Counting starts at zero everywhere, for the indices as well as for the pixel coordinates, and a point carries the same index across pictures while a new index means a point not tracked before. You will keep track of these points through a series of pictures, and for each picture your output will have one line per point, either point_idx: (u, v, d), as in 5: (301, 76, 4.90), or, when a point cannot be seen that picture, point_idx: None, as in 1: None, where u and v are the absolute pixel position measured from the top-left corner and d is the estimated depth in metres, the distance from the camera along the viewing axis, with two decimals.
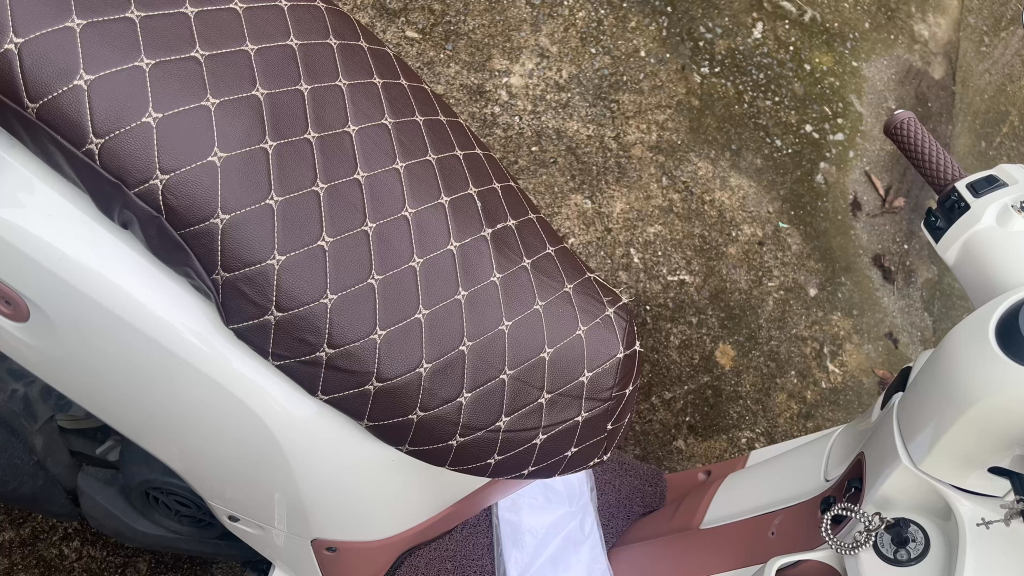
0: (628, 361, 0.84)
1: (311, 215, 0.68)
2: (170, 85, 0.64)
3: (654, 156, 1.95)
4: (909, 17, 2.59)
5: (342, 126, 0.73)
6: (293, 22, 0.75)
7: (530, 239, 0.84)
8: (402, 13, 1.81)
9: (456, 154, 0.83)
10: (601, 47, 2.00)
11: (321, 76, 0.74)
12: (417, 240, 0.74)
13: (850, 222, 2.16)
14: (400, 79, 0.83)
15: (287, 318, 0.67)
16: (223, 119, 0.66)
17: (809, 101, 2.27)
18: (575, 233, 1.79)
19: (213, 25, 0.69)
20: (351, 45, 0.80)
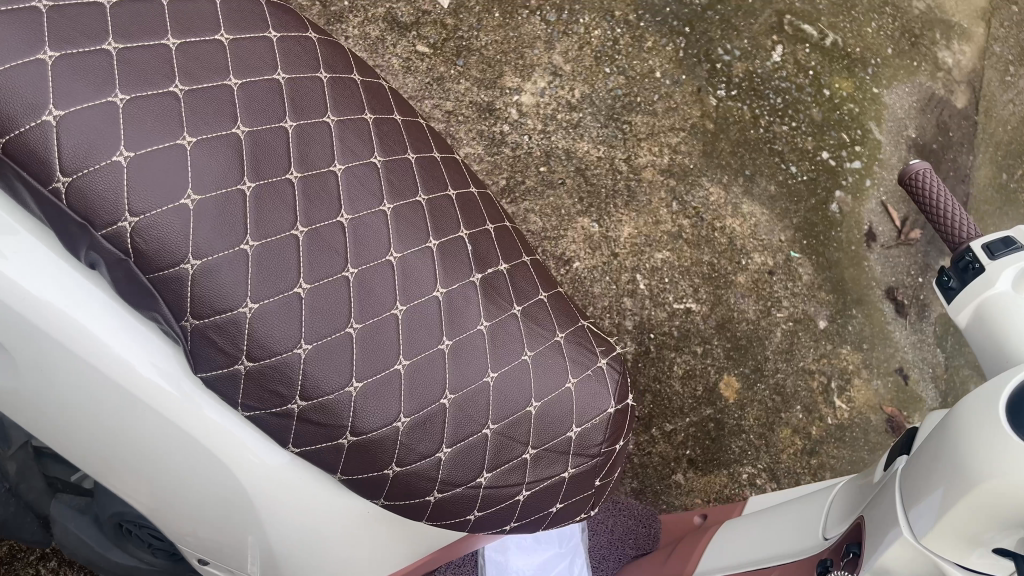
0: (619, 417, 0.81)
1: (290, 261, 0.65)
2: (144, 121, 0.62)
3: (664, 180, 1.92)
4: (934, 43, 2.53)
5: (328, 165, 0.70)
6: (282, 53, 0.73)
7: (522, 284, 0.80)
8: (414, 26, 1.78)
9: (448, 194, 0.80)
10: (615, 67, 1.97)
11: (309, 112, 0.72)
12: (401, 286, 0.71)
13: (864, 253, 2.12)
14: (394, 113, 0.81)
15: (257, 369, 0.65)
16: (200, 157, 0.63)
17: (827, 127, 2.22)
18: (581, 256, 1.76)
19: (196, 58, 0.67)
20: (343, 76, 0.78)
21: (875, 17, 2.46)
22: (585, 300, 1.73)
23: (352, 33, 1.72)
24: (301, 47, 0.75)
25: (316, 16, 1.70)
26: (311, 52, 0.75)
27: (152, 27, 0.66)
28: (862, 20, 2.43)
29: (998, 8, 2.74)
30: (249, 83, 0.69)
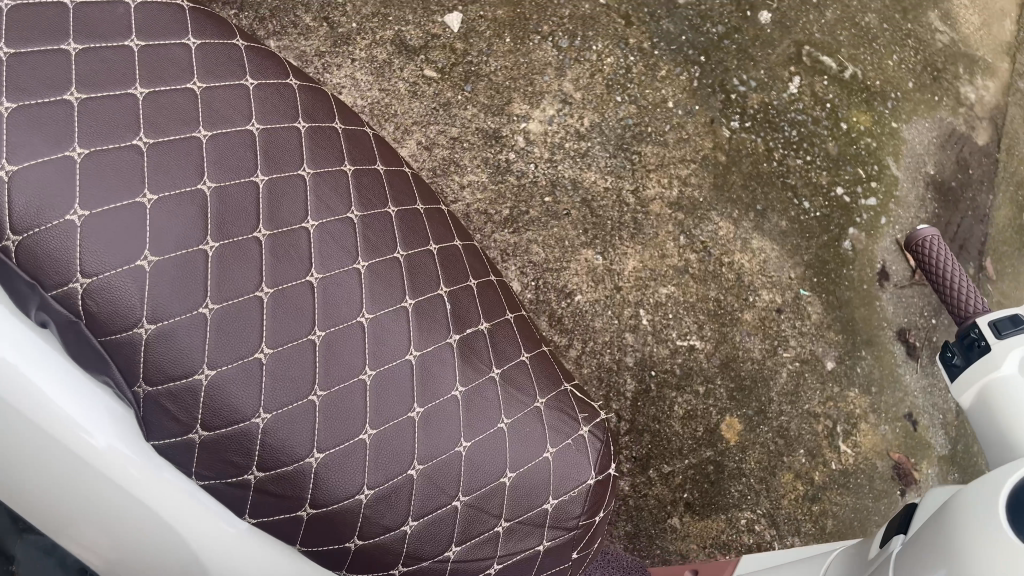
0: (597, 490, 0.89)
1: (253, 324, 0.75)
2: (106, 179, 0.72)
3: (672, 214, 1.88)
4: (956, 77, 2.48)
5: (299, 222, 0.81)
6: (257, 104, 0.85)
7: (503, 344, 0.90)
8: (422, 50, 1.75)
9: (425, 250, 0.90)
10: (626, 96, 1.93)
11: (282, 164, 0.83)
12: (370, 351, 0.80)
13: (876, 292, 2.06)
14: (373, 163, 0.93)
15: (212, 438, 0.73)
16: (161, 215, 0.73)
17: (842, 162, 2.17)
18: (583, 289, 1.72)
19: (164, 109, 0.78)
20: (321, 128, 0.90)
21: (897, 50, 2.41)
22: (586, 335, 1.69)
23: (358, 55, 1.69)
24: (272, 96, 0.87)
25: (323, 37, 1.69)
26: (287, 101, 0.88)
27: (114, 78, 0.77)
28: (883, 52, 2.38)
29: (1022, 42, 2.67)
30: (219, 134, 0.80)
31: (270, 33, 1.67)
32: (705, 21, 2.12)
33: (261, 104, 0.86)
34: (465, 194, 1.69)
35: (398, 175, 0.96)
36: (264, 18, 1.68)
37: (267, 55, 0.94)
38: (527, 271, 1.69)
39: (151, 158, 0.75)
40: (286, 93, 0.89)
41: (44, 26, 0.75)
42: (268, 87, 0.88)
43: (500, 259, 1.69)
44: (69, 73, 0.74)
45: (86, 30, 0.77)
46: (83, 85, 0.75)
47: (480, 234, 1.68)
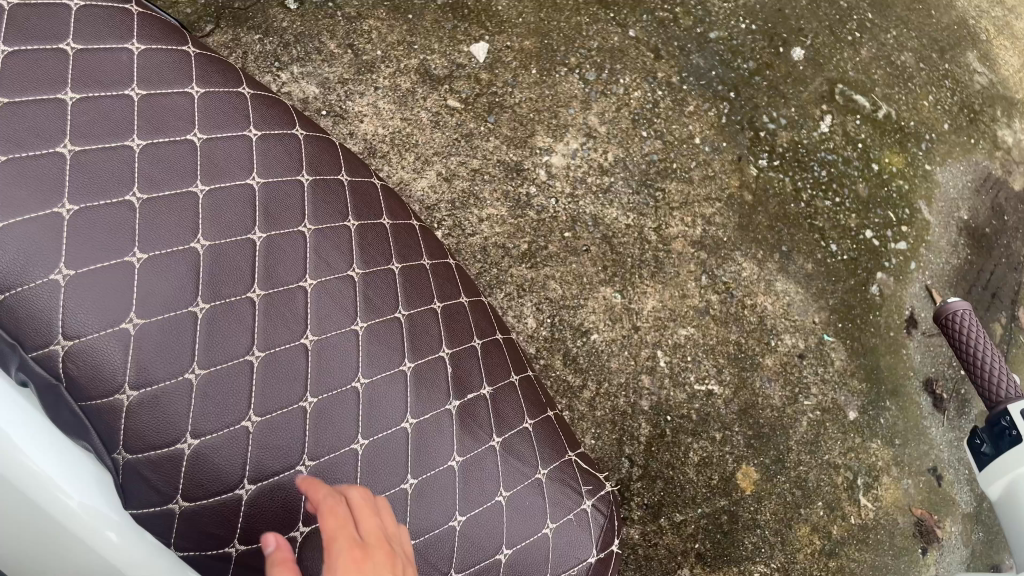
0: (600, 561, 0.94)
1: (243, 392, 0.79)
2: (93, 238, 0.76)
3: (695, 253, 1.84)
4: (993, 120, 2.42)
5: (297, 281, 0.87)
6: (260, 160, 0.91)
7: (505, 409, 0.95)
8: (446, 80, 1.73)
9: (429, 314, 0.96)
10: (652, 130, 1.90)
11: (281, 223, 0.89)
12: (365, 420, 0.85)
13: (902, 340, 2.00)
14: (379, 224, 0.99)
15: (191, 508, 0.77)
16: (146, 277, 0.77)
17: (872, 205, 2.11)
18: (600, 328, 1.68)
19: (162, 162, 0.83)
20: (327, 186, 0.96)
21: (932, 90, 2.35)
22: (601, 376, 1.65)
23: (381, 83, 1.68)
24: (274, 151, 0.93)
25: (346, 64, 1.67)
26: (292, 155, 0.94)
27: (109, 128, 0.81)
28: (917, 92, 2.32)
29: None
30: (216, 188, 0.86)
31: (293, 57, 1.65)
32: (736, 56, 2.09)
33: (265, 160, 0.92)
34: (483, 226, 1.66)
35: (402, 231, 1.02)
36: (288, 43, 1.66)
37: (277, 104, 1.01)
38: (543, 307, 1.65)
39: (145, 213, 0.80)
40: (289, 146, 0.95)
41: (42, 76, 0.80)
42: (273, 141, 0.94)
43: (516, 294, 1.65)
44: (63, 122, 0.79)
45: (83, 80, 0.82)
46: (76, 136, 0.79)
47: (497, 268, 1.65)
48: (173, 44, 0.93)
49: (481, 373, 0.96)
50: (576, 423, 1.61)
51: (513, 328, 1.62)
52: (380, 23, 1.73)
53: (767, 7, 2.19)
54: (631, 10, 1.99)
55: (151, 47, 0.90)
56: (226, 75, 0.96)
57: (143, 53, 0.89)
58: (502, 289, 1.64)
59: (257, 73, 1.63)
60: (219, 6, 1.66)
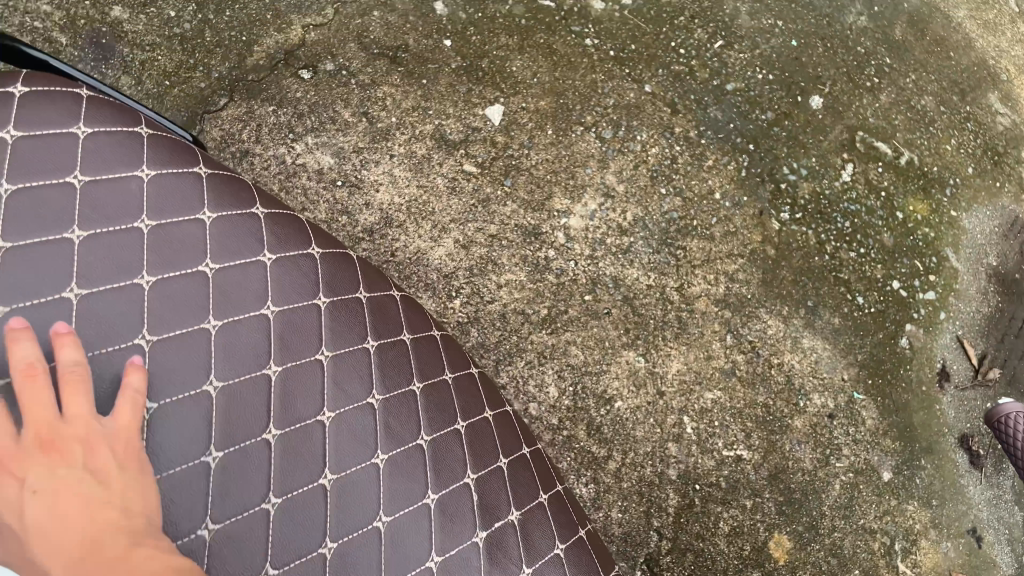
0: None
1: (260, 538, 0.82)
2: (100, 389, 0.81)
3: (719, 311, 1.80)
4: (1016, 162, 2.32)
5: (313, 415, 0.90)
6: (274, 288, 0.95)
7: (533, 533, 0.96)
8: (462, 144, 1.71)
9: (453, 435, 0.97)
10: (672, 187, 1.86)
11: (297, 353, 0.92)
12: (387, 560, 0.87)
13: (936, 395, 1.94)
14: (399, 342, 1.01)
15: None
16: (158, 428, 0.82)
17: (898, 254, 2.04)
18: (624, 395, 1.65)
19: (172, 301, 0.88)
20: (348, 309, 0.99)
21: (955, 133, 2.27)
22: (626, 446, 1.62)
23: (397, 151, 1.67)
24: (288, 273, 0.97)
25: (361, 132, 1.67)
26: (308, 278, 0.98)
27: (117, 266, 0.87)
28: (938, 137, 2.24)
29: None
30: (231, 322, 0.90)
31: (307, 128, 1.65)
32: (754, 108, 2.04)
33: (277, 284, 0.95)
34: (501, 293, 1.64)
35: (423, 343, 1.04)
36: (302, 113, 1.66)
37: (291, 220, 1.04)
38: (565, 376, 1.63)
39: (156, 355, 0.85)
40: (304, 268, 0.98)
41: (50, 218, 0.86)
42: (290, 263, 0.98)
43: (537, 362, 1.63)
44: (73, 264, 0.85)
45: (90, 217, 0.89)
46: (83, 279, 0.85)
47: (518, 336, 1.63)
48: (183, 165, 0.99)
49: (508, 495, 0.97)
50: (602, 496, 1.60)
51: (535, 398, 1.61)
52: (394, 89, 1.72)
53: (784, 54, 2.14)
54: (646, 64, 1.96)
55: (160, 173, 0.96)
56: (239, 193, 1.01)
57: (151, 180, 0.95)
58: (523, 358, 1.62)
59: (272, 146, 1.63)
60: (233, 79, 1.67)
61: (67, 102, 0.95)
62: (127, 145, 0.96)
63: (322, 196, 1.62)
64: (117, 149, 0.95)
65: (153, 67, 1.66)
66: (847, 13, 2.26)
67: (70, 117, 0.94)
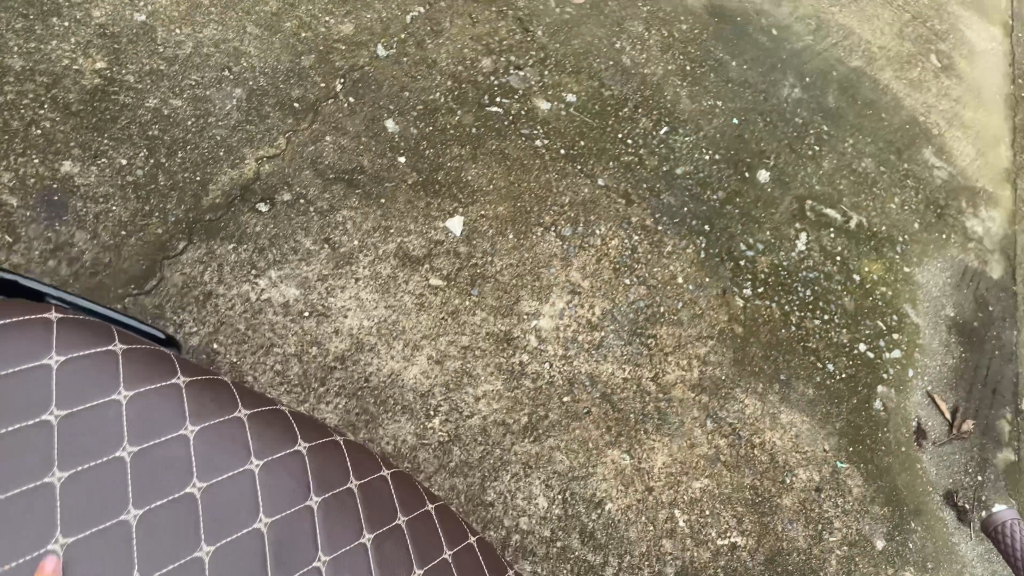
0: None
1: None
2: None
3: (697, 396, 1.80)
4: (960, 213, 2.28)
5: None
6: (264, 497, 1.01)
7: None
8: (426, 259, 1.73)
9: None
10: (635, 277, 1.88)
11: (295, 559, 0.98)
12: None
13: (916, 454, 1.95)
14: (391, 528, 1.08)
15: None
16: None
17: (860, 317, 2.07)
18: (614, 496, 1.65)
19: (159, 532, 0.92)
20: (340, 506, 1.06)
21: (898, 191, 2.27)
22: (621, 549, 1.63)
23: (361, 274, 1.69)
24: (279, 473, 1.05)
25: (325, 260, 1.69)
26: (298, 484, 1.05)
27: (106, 496, 0.92)
28: (883, 197, 2.25)
29: None
30: (225, 541, 0.95)
31: (270, 262, 1.66)
32: (705, 189, 2.08)
33: (273, 484, 1.03)
34: (480, 406, 1.65)
35: (415, 519, 1.14)
36: (263, 248, 1.68)
37: (276, 418, 1.15)
38: (552, 484, 1.63)
39: None
40: (293, 469, 1.07)
41: (38, 458, 0.92)
42: (285, 461, 1.07)
43: (523, 473, 1.63)
44: (65, 500, 0.90)
45: (76, 451, 0.94)
46: (68, 525, 0.89)
47: (500, 447, 1.63)
48: (160, 381, 1.07)
49: None
50: None
51: (524, 511, 1.61)
52: (355, 212, 1.74)
53: (727, 133, 2.18)
54: (596, 157, 2.00)
55: (139, 392, 1.04)
56: (219, 401, 1.10)
57: (131, 401, 1.02)
58: (508, 470, 1.63)
59: (235, 284, 1.65)
60: (191, 221, 1.68)
61: (42, 336, 1.03)
62: (107, 369, 1.04)
63: (290, 329, 1.63)
64: (98, 375, 1.02)
65: (108, 219, 1.67)
66: (780, 87, 2.30)
67: (46, 348, 1.01)
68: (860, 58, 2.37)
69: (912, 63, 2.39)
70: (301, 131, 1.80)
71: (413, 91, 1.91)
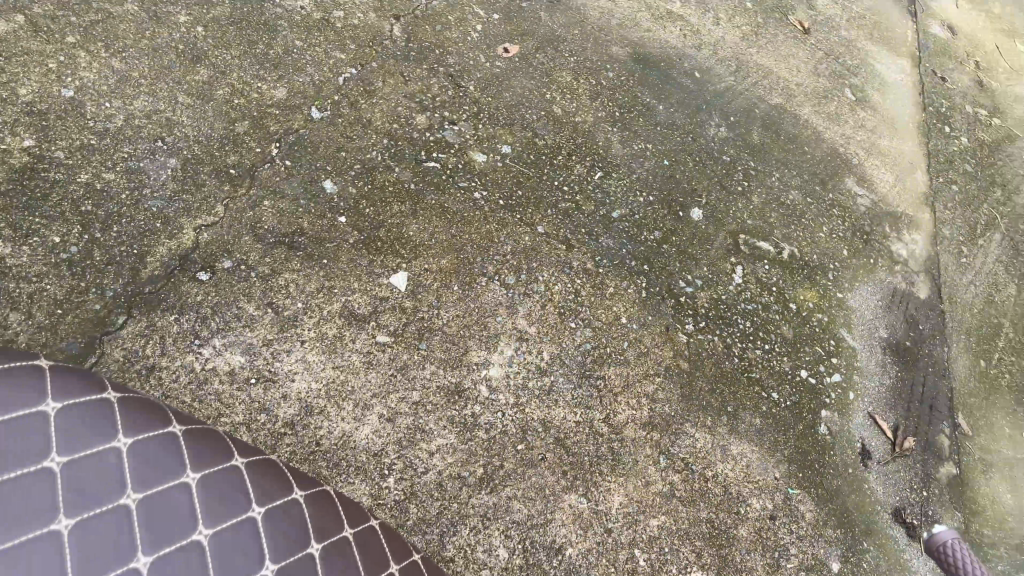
0: None
1: None
2: None
3: (648, 434, 1.83)
4: (885, 237, 2.43)
5: None
6: (272, 546, 0.91)
7: None
8: (372, 317, 1.73)
9: None
10: (580, 320, 1.92)
11: None
12: None
13: (862, 475, 2.00)
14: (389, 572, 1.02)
15: None
16: None
17: (800, 344, 2.13)
18: (573, 541, 1.65)
19: None
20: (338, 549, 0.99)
21: (826, 220, 2.39)
22: None
23: (307, 336, 1.68)
24: (281, 521, 0.95)
25: (269, 324, 1.68)
26: (298, 526, 0.96)
27: (113, 550, 0.80)
28: (812, 226, 2.36)
29: (939, 189, 2.60)
30: None
31: (213, 330, 1.64)
32: (641, 230, 2.14)
33: (277, 533, 0.93)
34: (435, 461, 1.64)
35: (411, 569, 1.08)
36: (205, 316, 1.65)
37: (268, 464, 1.05)
38: (511, 534, 1.61)
39: None
40: (293, 514, 0.98)
41: (30, 511, 0.78)
42: (285, 508, 0.98)
43: (481, 526, 1.60)
44: (62, 560, 0.77)
45: (71, 505, 0.81)
46: None
47: (458, 501, 1.61)
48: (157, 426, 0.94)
49: None
50: None
51: (486, 564, 1.58)
52: (297, 275, 1.74)
53: (658, 175, 2.26)
54: (534, 206, 2.04)
55: (140, 437, 0.91)
56: (215, 448, 0.98)
57: (132, 446, 0.89)
58: (467, 524, 1.60)
59: (179, 354, 1.61)
60: (129, 294, 1.65)
61: (31, 376, 0.88)
62: (97, 414, 0.90)
63: (236, 397, 1.60)
64: (90, 419, 0.89)
65: (42, 297, 1.60)
66: (707, 127, 2.42)
67: (38, 389, 0.87)
68: (780, 95, 2.59)
69: (829, 98, 2.66)
70: (238, 197, 1.80)
71: (349, 151, 1.94)
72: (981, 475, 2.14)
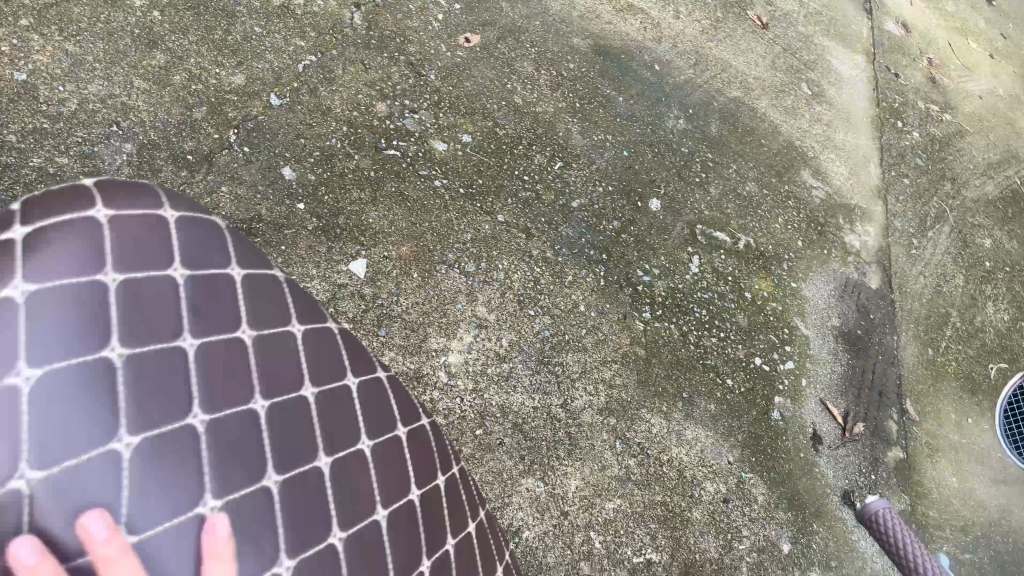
0: None
1: None
2: None
3: (604, 420, 1.86)
4: (839, 229, 2.49)
5: None
6: (383, 484, 0.88)
7: None
8: (330, 303, 1.73)
9: None
10: (539, 307, 1.94)
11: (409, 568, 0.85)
12: None
13: (812, 458, 2.05)
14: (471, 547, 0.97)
15: None
16: None
17: (754, 331, 2.18)
18: (530, 523, 1.67)
19: (300, 510, 0.77)
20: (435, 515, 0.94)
21: (781, 211, 2.44)
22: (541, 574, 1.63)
23: None
24: (389, 458, 0.91)
25: None
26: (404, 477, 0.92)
27: (248, 455, 0.76)
28: (768, 217, 2.41)
29: (891, 183, 2.67)
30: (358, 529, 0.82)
31: None
32: (601, 219, 2.16)
33: (385, 471, 0.89)
34: None
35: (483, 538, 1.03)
36: None
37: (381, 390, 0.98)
38: None
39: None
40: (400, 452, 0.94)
41: (171, 391, 0.73)
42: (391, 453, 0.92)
43: None
44: (201, 453, 0.72)
45: (212, 397, 0.75)
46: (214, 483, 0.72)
47: None
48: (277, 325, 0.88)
49: None
50: None
51: None
52: None
53: (618, 166, 2.29)
54: (495, 195, 2.06)
55: (266, 330, 0.85)
56: (334, 362, 0.92)
57: (260, 341, 0.84)
58: None
59: None
60: None
61: (168, 236, 0.81)
62: (230, 294, 0.83)
63: None
64: (225, 301, 0.82)
65: None
66: (666, 119, 2.45)
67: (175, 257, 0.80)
68: (738, 89, 2.63)
69: (785, 92, 2.72)
70: (196, 183, 1.79)
71: (309, 138, 1.94)
72: (927, 460, 2.21)
